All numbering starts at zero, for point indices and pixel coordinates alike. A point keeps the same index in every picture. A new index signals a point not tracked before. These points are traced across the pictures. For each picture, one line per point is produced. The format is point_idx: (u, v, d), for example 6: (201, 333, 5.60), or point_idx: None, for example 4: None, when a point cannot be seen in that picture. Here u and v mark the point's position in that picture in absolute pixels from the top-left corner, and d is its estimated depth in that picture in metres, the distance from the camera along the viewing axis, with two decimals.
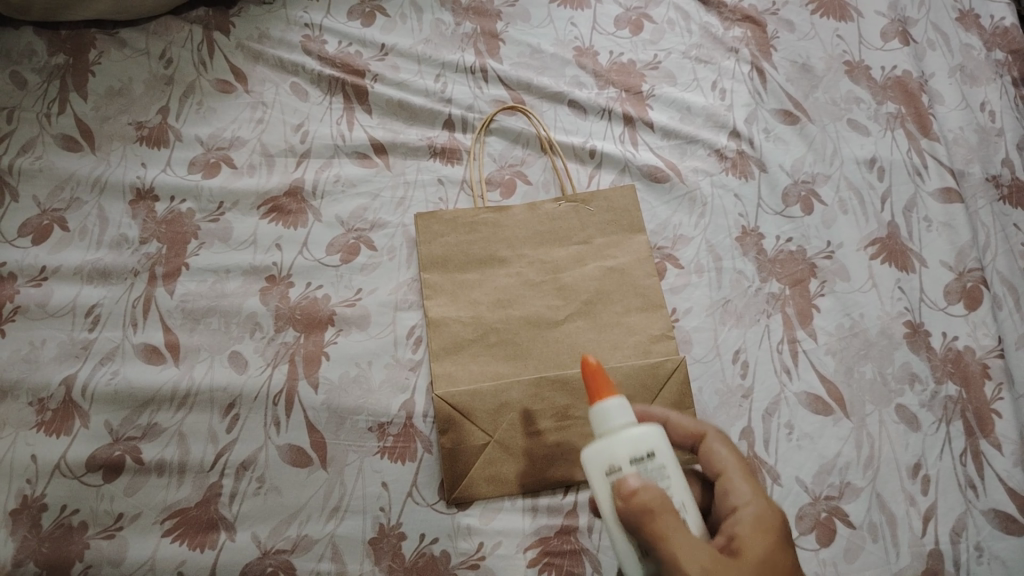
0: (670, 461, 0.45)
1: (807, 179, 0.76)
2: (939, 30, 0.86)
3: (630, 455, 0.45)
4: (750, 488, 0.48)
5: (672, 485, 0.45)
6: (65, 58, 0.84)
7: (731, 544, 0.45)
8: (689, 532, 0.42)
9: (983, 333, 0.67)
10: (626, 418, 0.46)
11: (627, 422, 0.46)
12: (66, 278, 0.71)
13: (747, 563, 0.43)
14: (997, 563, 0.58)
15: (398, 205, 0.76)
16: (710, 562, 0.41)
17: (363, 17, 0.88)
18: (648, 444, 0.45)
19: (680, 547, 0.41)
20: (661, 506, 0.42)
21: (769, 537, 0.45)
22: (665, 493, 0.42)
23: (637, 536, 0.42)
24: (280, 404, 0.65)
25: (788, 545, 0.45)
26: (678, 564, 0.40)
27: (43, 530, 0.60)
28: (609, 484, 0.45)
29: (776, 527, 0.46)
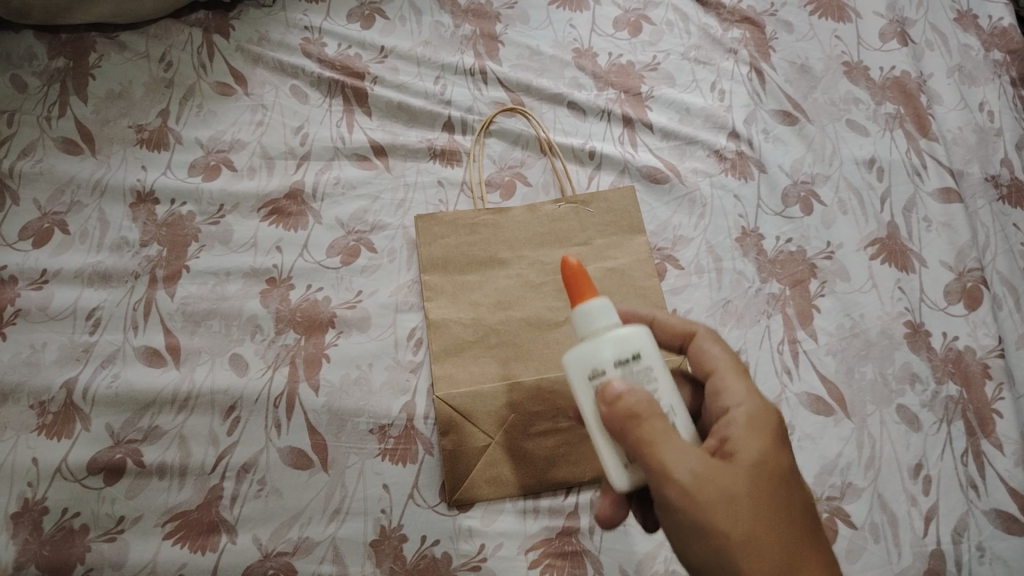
0: (656, 363, 0.43)
1: (807, 179, 0.77)
2: (937, 31, 0.86)
3: (615, 357, 0.43)
4: (743, 386, 0.47)
5: (660, 388, 0.43)
6: (65, 61, 0.84)
7: (721, 445, 0.44)
8: (676, 436, 0.41)
9: (984, 332, 0.67)
10: (610, 320, 0.44)
11: (611, 324, 0.44)
12: (67, 281, 0.71)
13: (738, 463, 0.43)
14: (998, 562, 0.58)
15: (398, 207, 0.76)
16: (697, 466, 0.41)
17: (363, 20, 0.88)
18: (634, 346, 0.43)
19: (667, 453, 0.40)
20: (648, 410, 0.41)
21: (761, 435, 0.44)
22: (650, 397, 0.41)
23: (624, 441, 0.41)
24: (281, 406, 0.65)
25: (779, 442, 0.45)
26: (666, 471, 0.40)
27: (44, 534, 0.60)
28: (593, 389, 0.43)
29: (768, 426, 0.45)
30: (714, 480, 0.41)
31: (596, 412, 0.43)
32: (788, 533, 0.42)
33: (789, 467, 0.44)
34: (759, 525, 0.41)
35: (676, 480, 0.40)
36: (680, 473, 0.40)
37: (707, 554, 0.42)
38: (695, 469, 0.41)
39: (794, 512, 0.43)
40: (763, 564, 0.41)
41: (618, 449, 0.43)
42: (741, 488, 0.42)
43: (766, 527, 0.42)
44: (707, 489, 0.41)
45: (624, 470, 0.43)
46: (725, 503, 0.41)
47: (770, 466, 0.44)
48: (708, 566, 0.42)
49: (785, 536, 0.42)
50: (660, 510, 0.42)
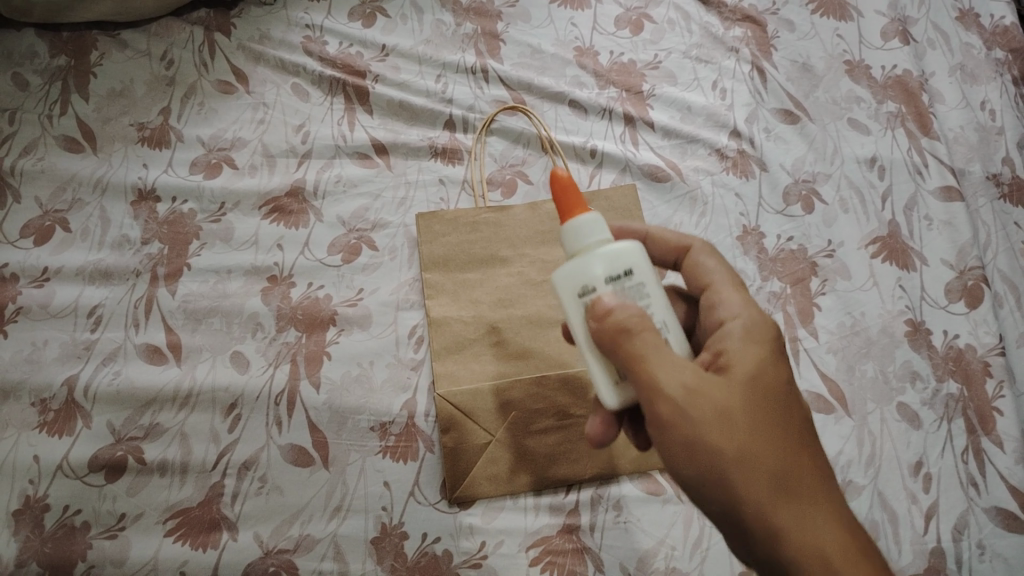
0: (648, 279, 0.43)
1: (808, 178, 0.77)
2: (939, 30, 0.86)
3: (606, 272, 0.42)
4: (740, 299, 0.48)
5: (653, 304, 0.43)
6: (66, 59, 0.84)
7: (715, 361, 0.44)
8: (667, 349, 0.41)
9: (984, 331, 0.67)
10: (602, 235, 0.44)
11: (604, 242, 0.43)
12: (68, 279, 0.71)
13: (732, 377, 0.43)
14: (999, 560, 0.58)
15: (399, 206, 0.76)
16: (689, 380, 0.41)
17: (364, 18, 0.88)
18: (628, 261, 0.42)
19: (657, 366, 0.40)
20: (638, 325, 0.40)
21: (757, 348, 0.45)
22: (642, 313, 0.41)
23: (613, 355, 0.41)
24: (282, 404, 0.66)
25: (777, 357, 0.45)
26: (656, 383, 0.40)
27: (46, 531, 0.60)
28: (583, 306, 0.43)
29: (764, 340, 0.45)
30: (705, 392, 0.41)
31: (585, 328, 0.43)
32: (789, 450, 0.42)
33: (789, 381, 0.44)
34: (755, 440, 0.41)
35: (667, 394, 0.40)
36: (670, 387, 0.40)
37: (698, 473, 0.41)
38: (685, 381, 0.40)
39: (793, 428, 0.43)
40: (758, 481, 0.40)
41: (608, 366, 0.43)
42: (736, 402, 0.41)
43: (762, 442, 0.41)
44: (697, 404, 0.40)
45: (614, 389, 0.43)
46: (719, 418, 0.41)
47: (767, 380, 0.43)
48: (700, 487, 0.41)
49: (785, 451, 0.41)
50: (651, 430, 0.42)
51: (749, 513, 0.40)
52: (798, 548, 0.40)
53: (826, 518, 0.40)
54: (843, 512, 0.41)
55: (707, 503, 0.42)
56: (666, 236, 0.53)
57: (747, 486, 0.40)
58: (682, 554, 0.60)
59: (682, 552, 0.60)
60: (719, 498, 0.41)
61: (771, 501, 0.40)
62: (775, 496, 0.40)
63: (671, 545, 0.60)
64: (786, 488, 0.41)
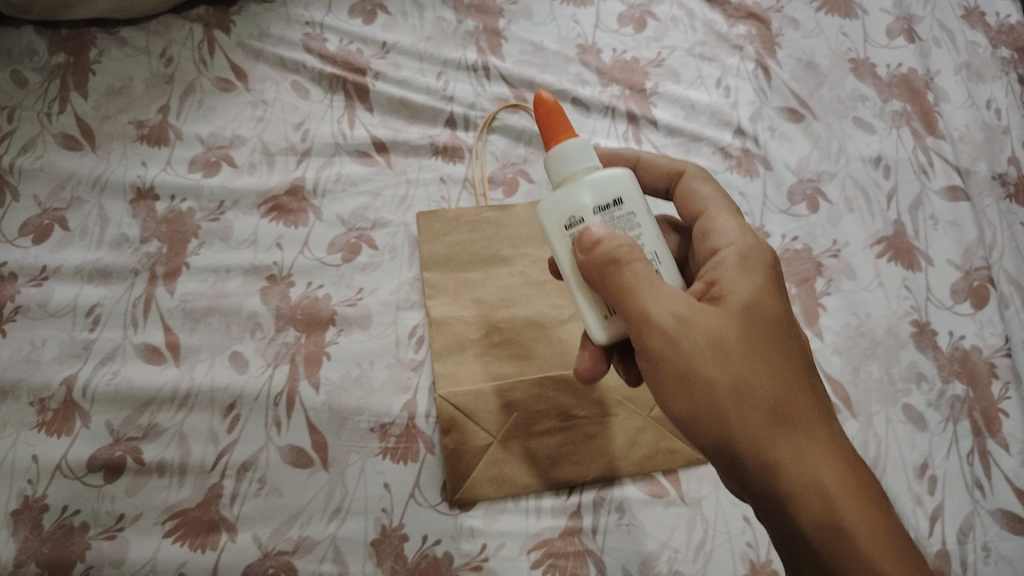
0: (637, 209, 0.44)
1: (812, 177, 0.76)
2: (944, 28, 0.85)
3: (595, 203, 0.43)
4: (734, 228, 0.49)
5: (642, 234, 0.44)
6: (65, 57, 0.83)
7: (709, 291, 0.45)
8: (657, 280, 0.42)
9: (990, 332, 0.66)
10: (590, 166, 0.45)
11: (593, 173, 0.44)
12: (66, 278, 0.71)
13: (726, 307, 0.44)
14: (1004, 563, 0.58)
15: (399, 204, 0.76)
16: (680, 310, 0.42)
17: (364, 15, 0.87)
18: (615, 191, 0.44)
19: (647, 299, 0.41)
20: (627, 256, 0.41)
21: (751, 277, 0.46)
22: (631, 243, 0.42)
23: (602, 287, 0.42)
24: (281, 404, 0.65)
25: (771, 285, 0.46)
26: (647, 315, 0.42)
27: (44, 531, 0.60)
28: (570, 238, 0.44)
29: (758, 269, 0.46)
30: (697, 324, 0.42)
31: (571, 261, 0.44)
32: (783, 379, 0.43)
33: (785, 309, 0.45)
34: (748, 369, 0.42)
35: (658, 325, 0.42)
36: (661, 319, 0.42)
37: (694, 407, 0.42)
38: (676, 313, 0.42)
39: (787, 357, 0.44)
40: (751, 411, 0.42)
41: (597, 299, 0.45)
42: (729, 331, 0.43)
43: (755, 371, 0.42)
44: (690, 336, 0.42)
45: (602, 321, 0.45)
46: (711, 350, 0.42)
47: (762, 310, 0.44)
48: (694, 420, 0.42)
49: (778, 379, 0.43)
50: (643, 362, 0.43)
51: (743, 443, 0.42)
52: (787, 472, 0.42)
53: (813, 442, 0.42)
54: (830, 436, 0.43)
55: (700, 434, 0.43)
56: (656, 162, 0.57)
57: (740, 416, 0.41)
58: (685, 556, 0.59)
59: (684, 555, 0.59)
60: (713, 432, 0.42)
61: (763, 428, 0.42)
62: (767, 424, 0.42)
63: (674, 547, 0.60)
64: (777, 415, 0.42)
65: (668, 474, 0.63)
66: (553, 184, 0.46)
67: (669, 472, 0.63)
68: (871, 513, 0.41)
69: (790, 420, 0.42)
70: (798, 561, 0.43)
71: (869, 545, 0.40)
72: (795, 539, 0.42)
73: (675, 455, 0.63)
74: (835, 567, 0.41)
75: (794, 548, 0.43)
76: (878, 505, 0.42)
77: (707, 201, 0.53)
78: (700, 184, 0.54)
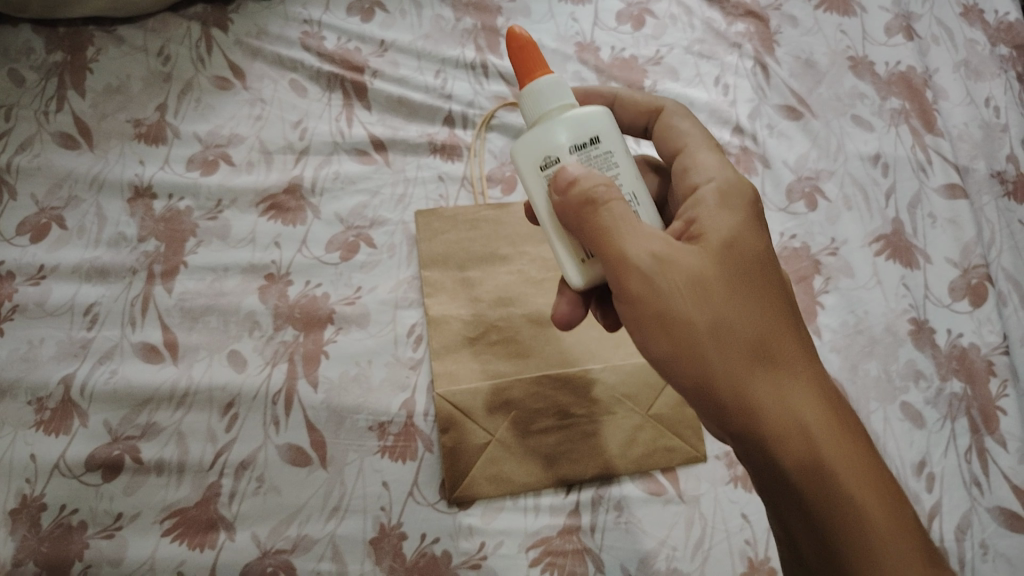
0: (615, 149, 0.44)
1: (811, 175, 0.76)
2: (943, 26, 0.85)
3: (571, 142, 0.43)
4: (714, 166, 0.48)
5: (620, 173, 0.44)
6: (63, 55, 0.83)
7: (689, 229, 0.45)
8: (634, 219, 0.42)
9: (988, 330, 0.67)
10: (565, 103, 0.44)
11: (570, 112, 0.44)
12: (64, 277, 0.71)
13: (705, 245, 0.43)
14: (1001, 560, 0.58)
15: (398, 202, 0.76)
16: (658, 247, 0.41)
17: (362, 13, 0.87)
18: (592, 129, 0.43)
19: (623, 238, 0.41)
20: (605, 194, 0.41)
21: (730, 215, 0.45)
22: (608, 181, 0.42)
23: (578, 227, 0.42)
24: (279, 403, 0.65)
25: (752, 222, 0.45)
26: (623, 255, 0.41)
27: (42, 530, 0.60)
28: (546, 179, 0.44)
29: (738, 205, 0.46)
30: (676, 263, 0.41)
31: (547, 203, 0.44)
32: (763, 318, 0.43)
33: (765, 246, 0.45)
34: (727, 307, 0.42)
35: (634, 264, 0.41)
36: (639, 258, 0.41)
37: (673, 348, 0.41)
38: (654, 251, 0.41)
39: (768, 296, 0.43)
40: (730, 350, 0.41)
41: (573, 242, 0.45)
42: (708, 269, 0.42)
43: (735, 309, 0.42)
44: (668, 275, 0.41)
45: (579, 265, 0.45)
46: (690, 289, 0.41)
47: (742, 248, 0.44)
48: (673, 362, 0.42)
49: (757, 317, 0.42)
50: (620, 304, 0.43)
51: (723, 384, 0.41)
52: (769, 413, 0.41)
53: (795, 382, 0.42)
54: (812, 376, 0.43)
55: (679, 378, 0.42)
56: (634, 99, 0.57)
57: (720, 357, 0.41)
58: (683, 554, 0.59)
59: (683, 553, 0.59)
60: (691, 374, 0.41)
61: (745, 369, 0.41)
62: (748, 364, 0.41)
63: (672, 546, 0.60)
64: (758, 356, 0.42)
65: (666, 472, 0.63)
66: (529, 123, 0.45)
67: (667, 470, 0.63)
68: (853, 452, 0.41)
69: (769, 359, 0.42)
70: (779, 503, 0.42)
71: (849, 481, 0.40)
72: (778, 483, 0.41)
73: (673, 453, 0.63)
74: (818, 507, 0.40)
75: (775, 490, 0.42)
76: (859, 443, 0.42)
77: (687, 138, 0.52)
78: (680, 121, 0.54)
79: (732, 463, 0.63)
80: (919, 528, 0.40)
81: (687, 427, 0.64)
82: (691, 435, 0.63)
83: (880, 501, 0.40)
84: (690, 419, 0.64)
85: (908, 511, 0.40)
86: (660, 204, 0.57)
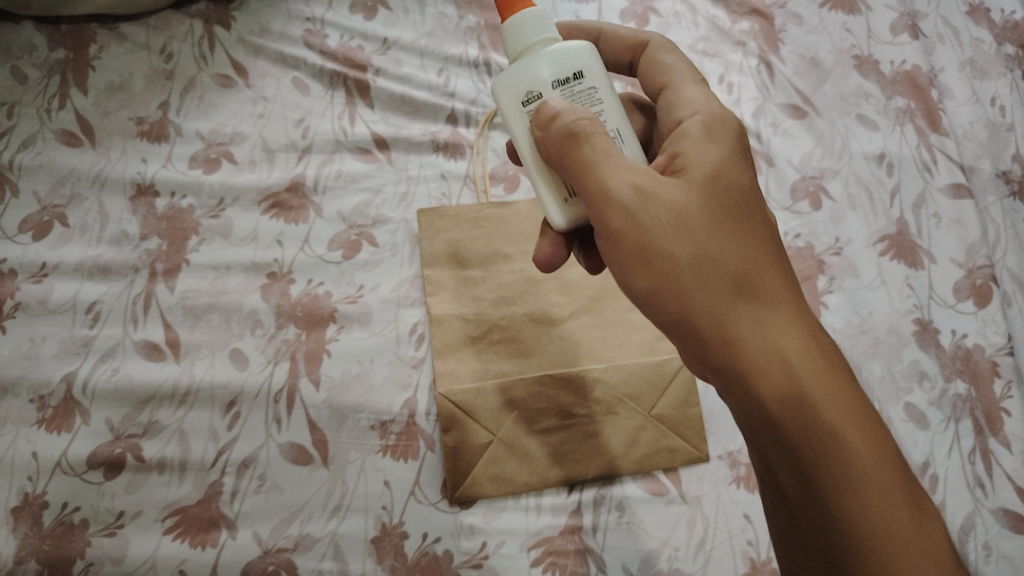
0: (599, 84, 0.45)
1: (815, 174, 0.75)
2: (948, 24, 0.84)
3: (553, 79, 0.44)
4: (699, 101, 0.49)
5: (603, 109, 0.45)
6: (65, 52, 0.83)
7: (672, 163, 0.45)
8: (616, 154, 0.43)
9: (992, 330, 0.66)
10: (548, 40, 0.45)
11: (552, 49, 0.45)
12: (66, 275, 0.71)
13: (689, 180, 0.44)
14: (1005, 562, 0.58)
15: (400, 201, 0.75)
16: (640, 181, 0.42)
17: (365, 11, 0.87)
18: (575, 64, 0.45)
19: (605, 172, 0.42)
20: (586, 129, 0.42)
21: (714, 149, 0.45)
22: (590, 116, 0.43)
23: (560, 161, 0.43)
24: (281, 401, 0.65)
25: (738, 158, 0.46)
26: (605, 188, 0.42)
27: (44, 528, 0.60)
28: (528, 115, 0.45)
29: (724, 139, 0.46)
30: (659, 197, 0.42)
31: (529, 139, 0.46)
32: (746, 251, 0.43)
33: (749, 180, 0.45)
34: (709, 240, 0.42)
35: (617, 198, 0.42)
36: (621, 192, 0.42)
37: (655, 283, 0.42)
38: (637, 185, 0.42)
39: (752, 231, 0.44)
40: (711, 282, 0.41)
41: (557, 182, 0.46)
42: (691, 202, 0.43)
43: (717, 243, 0.42)
44: (651, 209, 0.42)
45: (561, 204, 0.46)
46: (673, 222, 0.42)
47: (726, 182, 0.44)
48: (656, 296, 0.42)
49: (739, 250, 0.43)
50: (603, 240, 0.43)
51: (704, 317, 0.41)
52: (750, 345, 0.41)
53: (778, 317, 0.42)
54: (797, 310, 0.43)
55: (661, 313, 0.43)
56: (619, 34, 0.56)
57: (702, 290, 0.41)
58: (685, 555, 0.59)
59: (684, 553, 0.59)
60: (673, 308, 0.42)
61: (726, 301, 0.41)
62: (729, 297, 0.42)
63: (674, 546, 0.60)
64: (740, 288, 0.42)
65: (668, 472, 0.63)
66: (512, 59, 0.46)
67: (669, 470, 0.63)
68: (836, 385, 0.41)
69: (751, 292, 0.42)
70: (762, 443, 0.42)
71: (833, 416, 0.40)
72: (760, 419, 0.41)
73: (675, 454, 0.62)
74: (804, 445, 0.40)
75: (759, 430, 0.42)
76: (843, 377, 0.41)
77: (672, 73, 0.52)
78: (666, 55, 0.54)
79: (734, 463, 0.63)
80: (898, 458, 0.40)
81: (689, 428, 0.63)
82: (693, 436, 0.63)
83: (865, 436, 0.40)
84: (692, 419, 0.63)
85: (889, 444, 0.40)
86: (646, 141, 0.57)
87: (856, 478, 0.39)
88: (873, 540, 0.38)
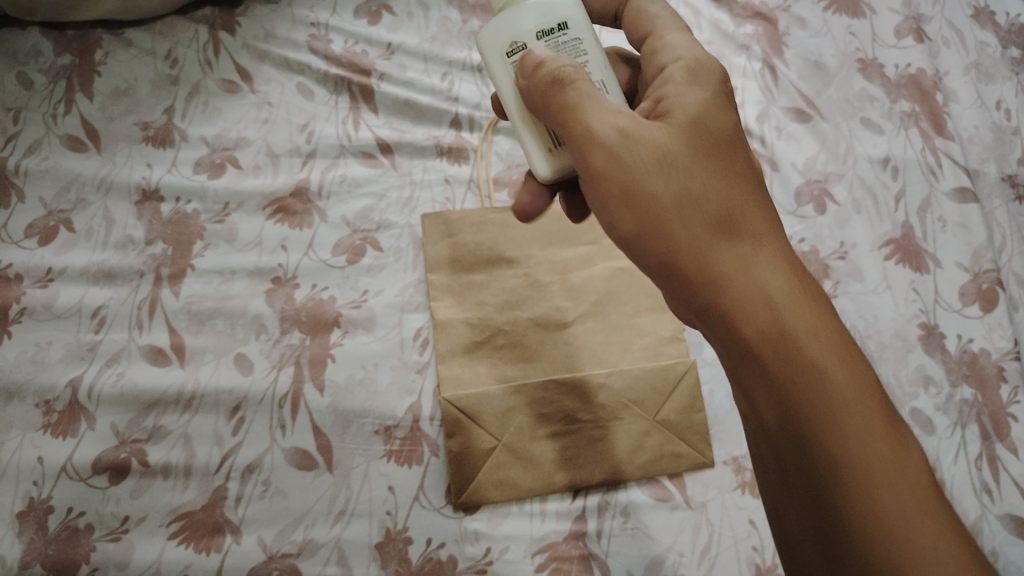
0: (583, 36, 0.46)
1: (820, 178, 0.75)
2: (954, 27, 0.84)
3: (538, 31, 0.45)
4: (684, 45, 0.48)
5: (588, 59, 0.46)
6: (71, 58, 0.83)
7: (656, 107, 0.45)
8: (601, 98, 0.43)
9: (999, 335, 0.66)
10: None
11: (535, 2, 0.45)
12: (72, 280, 0.71)
13: (672, 121, 0.43)
14: (1013, 568, 0.57)
15: (404, 206, 0.75)
16: (623, 123, 0.42)
17: (369, 16, 0.87)
18: (559, 16, 0.45)
19: (588, 114, 0.42)
20: (570, 74, 0.43)
21: (699, 90, 0.45)
22: (574, 63, 0.43)
23: (545, 111, 0.44)
24: (286, 406, 0.65)
25: (724, 101, 0.45)
26: (590, 131, 0.42)
27: (50, 533, 0.60)
28: (512, 66, 0.46)
29: (709, 81, 0.45)
30: (643, 138, 0.42)
31: (513, 90, 0.47)
32: (729, 190, 0.42)
33: (734, 121, 0.45)
34: (692, 179, 0.42)
35: (600, 139, 0.42)
36: (604, 134, 0.42)
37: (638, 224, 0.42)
38: (621, 127, 0.42)
39: (737, 172, 0.43)
40: (692, 221, 0.41)
41: (541, 134, 0.47)
42: (674, 142, 0.42)
43: (701, 181, 0.42)
44: (634, 151, 0.42)
45: (546, 155, 0.47)
46: (655, 161, 0.42)
47: (711, 122, 0.44)
48: (639, 237, 0.42)
49: (722, 188, 0.42)
50: (588, 184, 0.44)
51: (685, 256, 0.41)
52: (734, 284, 0.40)
53: (761, 254, 0.41)
54: (780, 249, 0.42)
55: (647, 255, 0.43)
56: None
57: (683, 228, 0.41)
58: (690, 560, 0.59)
59: (690, 559, 0.59)
60: (656, 248, 0.42)
61: (709, 241, 0.41)
62: (712, 236, 0.41)
63: (679, 551, 0.59)
64: (723, 226, 0.42)
65: (673, 477, 0.62)
66: (496, 10, 0.47)
67: (674, 475, 0.62)
68: (820, 324, 0.40)
69: (734, 231, 0.42)
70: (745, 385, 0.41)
71: (815, 351, 0.39)
72: (742, 357, 0.41)
73: (680, 459, 0.62)
74: (788, 383, 0.39)
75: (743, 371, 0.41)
76: (827, 315, 0.41)
77: (657, 23, 0.51)
78: (652, 6, 0.53)
79: (739, 468, 0.63)
80: (882, 395, 0.39)
81: (694, 433, 0.63)
82: (698, 441, 0.63)
83: (848, 373, 0.39)
84: (697, 424, 0.63)
85: (875, 384, 0.40)
86: (630, 95, 0.57)
87: (840, 411, 0.38)
88: (855, 478, 0.37)
